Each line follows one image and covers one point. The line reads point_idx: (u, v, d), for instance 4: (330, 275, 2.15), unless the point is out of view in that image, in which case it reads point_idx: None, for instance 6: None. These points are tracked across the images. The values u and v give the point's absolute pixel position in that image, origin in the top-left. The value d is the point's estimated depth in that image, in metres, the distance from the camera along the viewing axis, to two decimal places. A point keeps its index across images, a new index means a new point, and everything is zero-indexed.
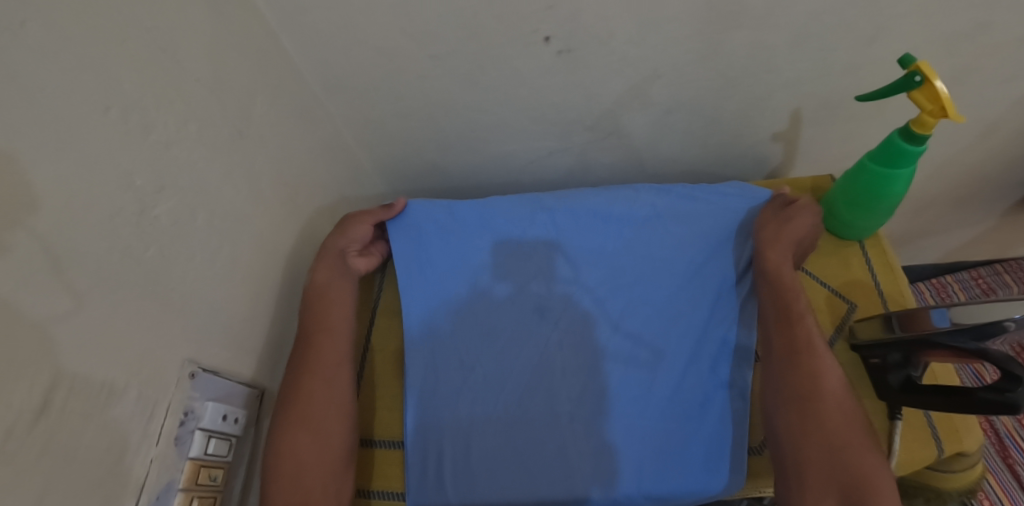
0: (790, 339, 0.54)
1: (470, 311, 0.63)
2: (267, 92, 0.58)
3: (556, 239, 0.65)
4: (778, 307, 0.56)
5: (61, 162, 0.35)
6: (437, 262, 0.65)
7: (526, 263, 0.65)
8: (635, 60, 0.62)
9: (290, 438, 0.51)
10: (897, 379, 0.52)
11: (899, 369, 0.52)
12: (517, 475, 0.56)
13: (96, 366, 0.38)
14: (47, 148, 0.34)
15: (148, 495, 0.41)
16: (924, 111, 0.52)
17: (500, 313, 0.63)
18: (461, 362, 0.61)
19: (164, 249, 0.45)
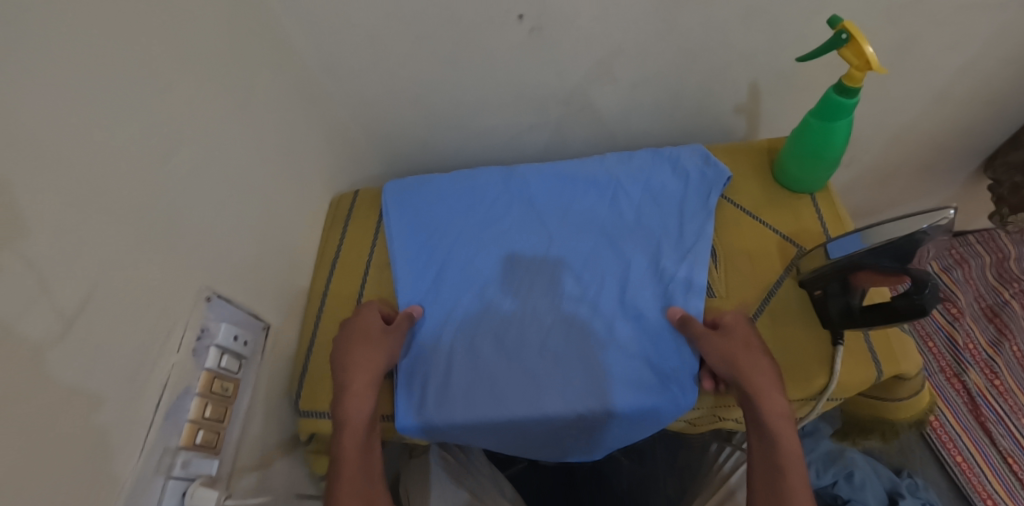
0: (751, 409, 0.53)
1: (478, 324, 0.66)
2: (273, 70, 0.66)
3: (562, 257, 0.68)
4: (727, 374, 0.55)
5: (100, 105, 0.41)
6: (452, 269, 0.70)
7: (531, 277, 0.68)
8: (600, 36, 0.69)
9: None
10: (835, 308, 0.56)
11: (836, 297, 0.56)
12: (499, 430, 0.60)
13: (129, 280, 0.44)
14: (88, 90, 0.40)
15: (169, 393, 0.48)
16: (852, 66, 0.58)
17: (501, 323, 0.65)
18: (466, 356, 0.63)
19: (180, 193, 0.50)
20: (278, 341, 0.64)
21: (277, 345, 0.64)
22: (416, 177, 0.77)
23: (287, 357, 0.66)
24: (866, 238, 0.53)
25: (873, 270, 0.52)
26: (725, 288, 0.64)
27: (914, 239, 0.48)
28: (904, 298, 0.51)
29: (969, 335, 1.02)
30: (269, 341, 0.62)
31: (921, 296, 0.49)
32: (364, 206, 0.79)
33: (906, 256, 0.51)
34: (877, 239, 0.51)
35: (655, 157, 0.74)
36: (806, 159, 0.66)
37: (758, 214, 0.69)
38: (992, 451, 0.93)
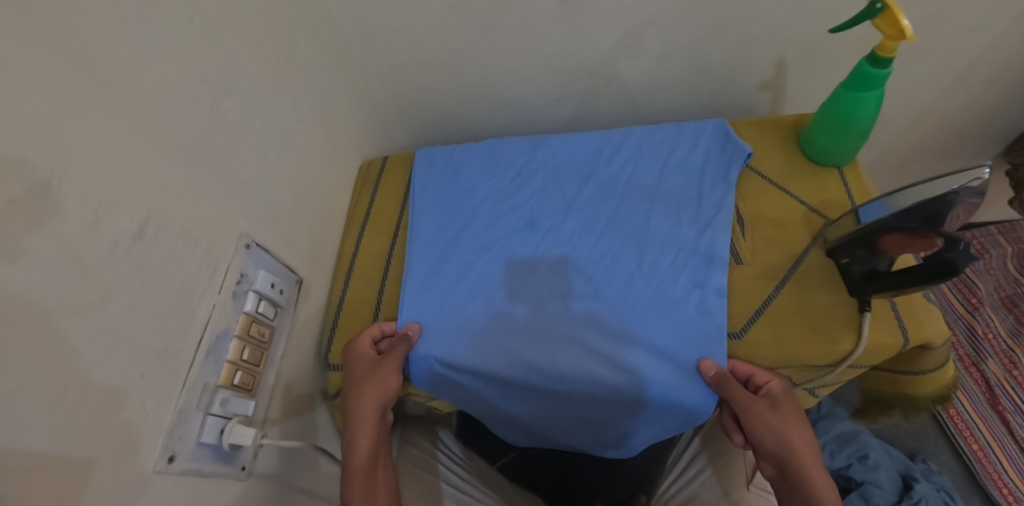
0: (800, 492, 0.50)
1: (484, 333, 0.63)
2: (310, 30, 0.67)
3: (567, 254, 0.66)
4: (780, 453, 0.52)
5: (148, 51, 0.44)
6: (451, 277, 0.67)
7: (537, 282, 0.65)
8: (630, 7, 0.70)
9: None
10: (860, 271, 0.57)
11: (862, 263, 0.57)
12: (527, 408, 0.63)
13: (179, 214, 0.47)
14: (137, 37, 0.43)
15: (210, 332, 0.49)
16: (885, 36, 0.59)
17: (514, 332, 0.62)
18: (480, 362, 0.62)
19: (227, 138, 0.54)
20: (309, 295, 0.66)
21: (308, 299, 0.66)
22: (432, 148, 0.79)
23: (316, 312, 0.68)
24: (893, 203, 0.54)
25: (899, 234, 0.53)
26: (750, 256, 0.64)
27: (943, 201, 0.49)
28: (931, 257, 0.50)
29: (989, 325, 1.00)
30: (302, 293, 0.63)
31: (950, 253, 0.49)
32: (392, 170, 0.81)
33: (936, 220, 0.51)
34: (908, 201, 0.52)
35: (673, 130, 0.74)
36: (835, 130, 0.66)
37: (784, 186, 0.69)
38: (1009, 440, 0.91)
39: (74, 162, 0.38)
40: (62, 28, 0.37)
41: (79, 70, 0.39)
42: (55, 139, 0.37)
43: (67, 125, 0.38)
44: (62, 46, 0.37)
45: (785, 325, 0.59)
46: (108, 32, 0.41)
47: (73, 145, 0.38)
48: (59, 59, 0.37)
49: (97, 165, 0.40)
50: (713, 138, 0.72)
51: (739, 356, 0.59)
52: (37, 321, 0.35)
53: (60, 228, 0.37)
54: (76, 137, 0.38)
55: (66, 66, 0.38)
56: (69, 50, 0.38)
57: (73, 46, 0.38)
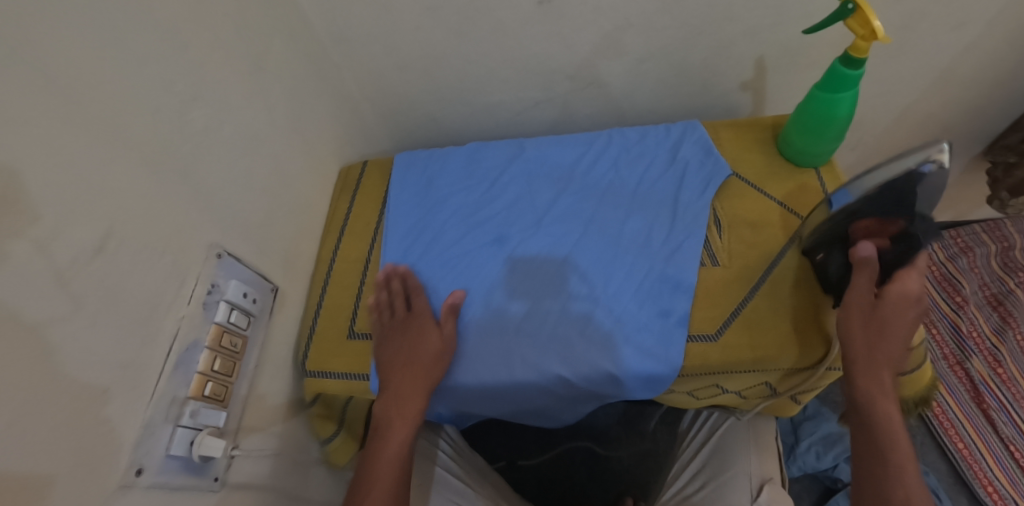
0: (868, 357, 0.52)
1: (484, 329, 0.62)
2: (283, 36, 0.67)
3: (536, 262, 0.66)
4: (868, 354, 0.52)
5: (108, 62, 0.44)
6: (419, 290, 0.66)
7: (537, 277, 0.65)
8: (605, 10, 0.70)
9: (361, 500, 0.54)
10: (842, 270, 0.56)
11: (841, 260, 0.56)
12: (504, 403, 0.63)
13: (142, 227, 0.47)
14: (97, 50, 0.43)
15: (180, 343, 0.49)
16: (857, 36, 0.59)
17: (515, 324, 0.62)
18: (467, 359, 0.61)
19: (196, 147, 0.53)
20: (284, 303, 0.65)
21: (283, 306, 0.65)
22: (408, 154, 0.79)
23: (293, 319, 0.67)
24: (854, 191, 0.53)
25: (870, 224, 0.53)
26: (727, 258, 0.64)
27: (909, 180, 0.48)
28: (899, 241, 0.53)
29: (973, 323, 1.01)
30: (277, 302, 0.63)
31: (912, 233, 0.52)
32: (371, 175, 0.80)
33: (904, 199, 0.50)
34: (867, 187, 0.51)
35: (649, 133, 0.75)
36: (810, 131, 0.66)
37: (761, 187, 0.69)
38: (994, 439, 0.91)
39: (29, 173, 0.37)
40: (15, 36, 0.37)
41: (33, 80, 0.38)
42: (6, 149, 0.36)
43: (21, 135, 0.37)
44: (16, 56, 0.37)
45: (761, 328, 0.58)
46: (66, 40, 0.40)
47: (25, 156, 0.37)
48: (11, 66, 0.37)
49: (53, 177, 0.39)
50: (687, 139, 0.73)
51: (714, 359, 0.58)
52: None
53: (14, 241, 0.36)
54: (27, 150, 0.37)
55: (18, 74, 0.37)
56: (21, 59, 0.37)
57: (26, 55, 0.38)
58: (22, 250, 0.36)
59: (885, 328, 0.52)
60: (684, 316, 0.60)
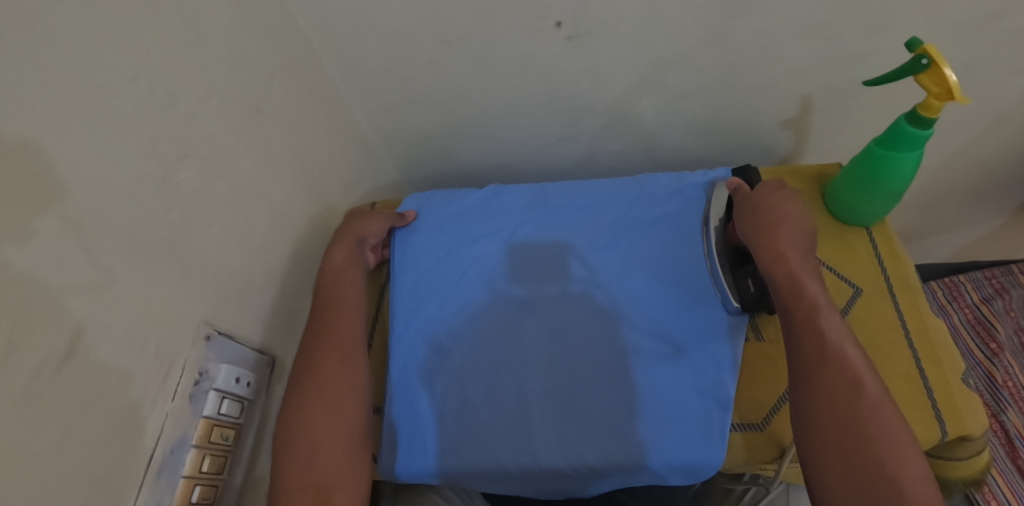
0: (788, 281, 0.52)
1: (488, 378, 0.58)
2: (286, 71, 0.60)
3: (562, 329, 0.60)
4: (786, 292, 0.52)
5: (76, 130, 0.37)
6: (432, 357, 0.60)
7: (538, 264, 0.64)
8: (643, 46, 0.63)
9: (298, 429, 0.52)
10: (755, 281, 0.56)
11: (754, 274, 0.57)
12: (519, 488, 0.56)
13: (117, 322, 0.40)
14: (63, 115, 0.36)
15: (163, 447, 0.43)
16: (929, 94, 0.52)
17: (539, 400, 0.56)
18: (466, 373, 0.58)
19: (185, 214, 0.47)
20: (284, 372, 0.59)
21: (284, 376, 0.59)
22: (421, 196, 0.72)
23: None
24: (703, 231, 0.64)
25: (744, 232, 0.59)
26: (773, 331, 0.59)
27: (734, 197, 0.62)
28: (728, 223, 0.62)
29: (1008, 373, 0.96)
30: (276, 374, 0.57)
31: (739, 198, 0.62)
32: None
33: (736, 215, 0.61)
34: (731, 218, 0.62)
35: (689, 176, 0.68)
36: (865, 191, 0.60)
37: None
38: None
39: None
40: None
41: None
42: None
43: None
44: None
45: None
46: (23, 111, 0.33)
47: None
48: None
49: (2, 284, 0.32)
50: None
51: (759, 449, 0.54)
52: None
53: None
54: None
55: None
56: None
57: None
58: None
59: (772, 222, 0.55)
60: (729, 400, 0.54)
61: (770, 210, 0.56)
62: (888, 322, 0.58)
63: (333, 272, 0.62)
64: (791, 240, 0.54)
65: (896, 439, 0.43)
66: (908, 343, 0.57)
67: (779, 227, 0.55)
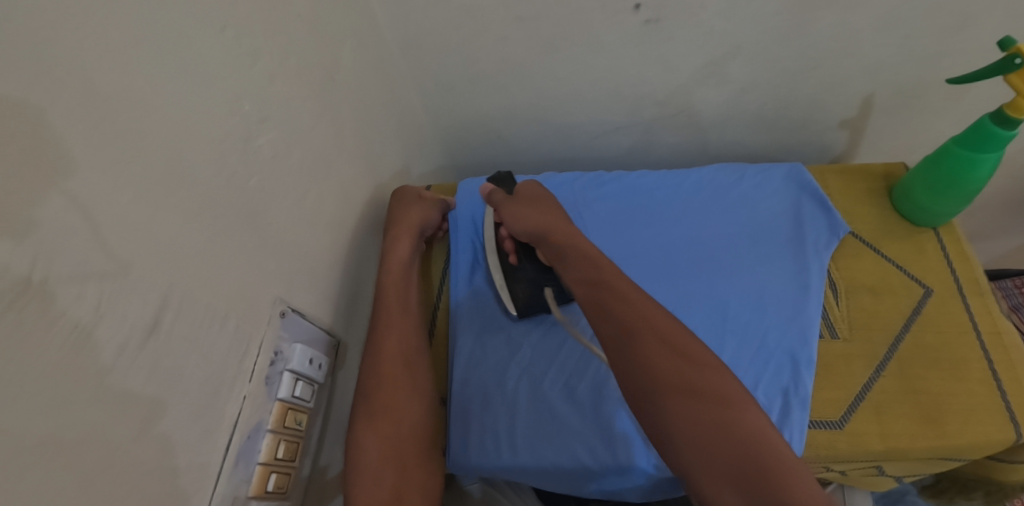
0: (579, 262, 0.51)
1: (556, 369, 0.56)
2: (353, 40, 0.57)
3: None
4: (579, 272, 0.51)
5: (166, 80, 0.34)
6: (498, 347, 0.58)
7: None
8: (719, 35, 0.61)
9: (369, 440, 0.48)
10: (524, 287, 0.58)
11: (524, 279, 0.58)
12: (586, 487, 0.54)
13: (203, 291, 0.37)
14: (155, 63, 0.33)
15: (240, 432, 0.40)
16: (1020, 94, 0.52)
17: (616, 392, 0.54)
18: (534, 363, 0.57)
19: (264, 181, 0.44)
20: (348, 356, 0.56)
21: (348, 361, 0.56)
22: (474, 180, 0.70)
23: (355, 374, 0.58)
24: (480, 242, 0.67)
25: (504, 234, 0.61)
26: (848, 330, 0.58)
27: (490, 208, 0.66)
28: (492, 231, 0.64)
29: None
30: (342, 358, 0.54)
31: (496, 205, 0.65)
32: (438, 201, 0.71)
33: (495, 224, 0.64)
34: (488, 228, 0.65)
35: (749, 173, 0.69)
36: (938, 191, 0.60)
37: (880, 247, 0.63)
38: None
39: (64, 249, 0.27)
40: (38, 44, 0.26)
41: (58, 119, 0.27)
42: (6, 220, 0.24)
43: (54, 195, 0.27)
44: (51, 79, 0.26)
45: (890, 416, 0.53)
46: (117, 52, 0.30)
47: (59, 220, 0.27)
48: (30, 92, 0.25)
49: (97, 241, 0.29)
50: (790, 187, 0.67)
51: (842, 449, 0.52)
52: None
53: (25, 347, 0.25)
54: (58, 206, 0.27)
55: (49, 104, 0.26)
56: (44, 79, 0.26)
57: (61, 72, 0.27)
58: (42, 358, 0.26)
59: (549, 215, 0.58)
60: (807, 397, 0.54)
61: (544, 203, 0.61)
62: (959, 324, 0.58)
63: (393, 273, 0.59)
64: (565, 227, 0.56)
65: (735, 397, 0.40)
66: (979, 345, 0.57)
67: (554, 217, 0.58)
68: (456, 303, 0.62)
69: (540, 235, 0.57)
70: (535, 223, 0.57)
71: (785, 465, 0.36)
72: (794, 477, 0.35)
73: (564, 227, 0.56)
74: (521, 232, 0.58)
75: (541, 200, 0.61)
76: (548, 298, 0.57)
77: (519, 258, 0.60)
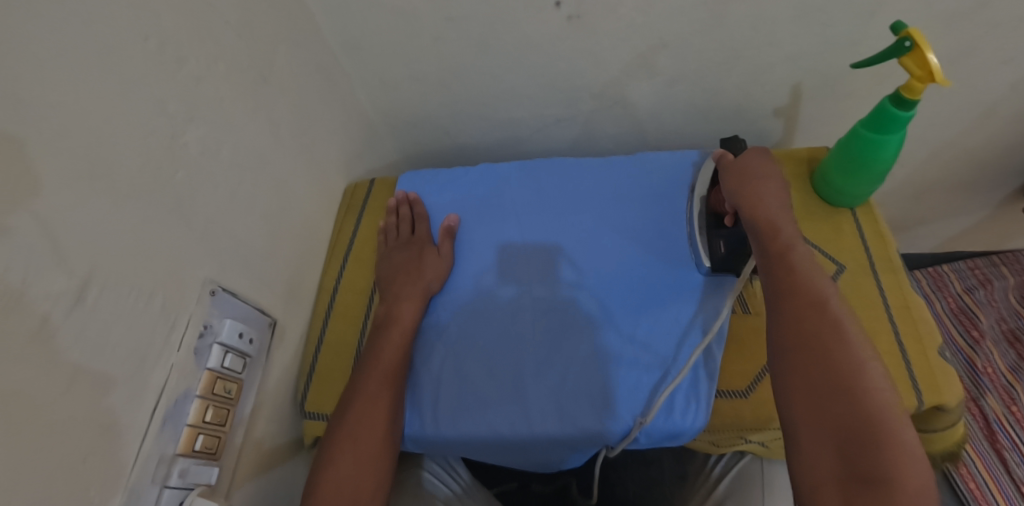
0: (774, 234, 0.53)
1: (477, 356, 0.60)
2: (290, 43, 0.62)
3: (561, 305, 0.62)
4: (767, 244, 0.53)
5: (91, 80, 0.38)
6: (437, 332, 0.63)
7: (527, 260, 0.66)
8: (639, 28, 0.65)
9: (334, 464, 0.51)
10: (726, 243, 0.61)
11: (725, 235, 0.61)
12: (513, 457, 0.59)
13: (131, 269, 0.42)
14: (77, 65, 0.37)
15: (168, 396, 0.44)
16: (912, 77, 0.54)
17: (534, 376, 0.58)
18: (464, 345, 0.61)
19: (191, 173, 0.48)
20: (285, 335, 0.60)
21: (285, 340, 0.60)
22: (416, 174, 0.76)
23: (294, 352, 0.62)
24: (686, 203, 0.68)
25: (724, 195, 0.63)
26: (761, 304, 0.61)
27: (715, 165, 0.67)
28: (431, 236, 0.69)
29: (989, 360, 0.99)
30: (277, 337, 0.59)
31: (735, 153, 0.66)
32: (381, 194, 0.76)
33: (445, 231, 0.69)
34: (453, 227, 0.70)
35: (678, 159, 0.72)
36: (849, 172, 0.62)
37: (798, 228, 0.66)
38: (1006, 482, 0.89)
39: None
40: None
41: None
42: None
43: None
44: None
45: None
46: (38, 57, 0.34)
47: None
48: None
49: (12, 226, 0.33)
50: None
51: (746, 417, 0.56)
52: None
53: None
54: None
55: None
56: None
57: None
58: None
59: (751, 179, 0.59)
60: (715, 369, 0.57)
61: (764, 171, 0.59)
62: (870, 299, 0.60)
63: (392, 329, 0.60)
64: (759, 192, 0.57)
65: (877, 393, 0.41)
66: (889, 318, 0.59)
67: (765, 182, 0.58)
68: (466, 272, 0.66)
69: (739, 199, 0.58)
70: (740, 187, 0.58)
71: (897, 459, 0.38)
72: (903, 472, 0.38)
73: (767, 190, 0.58)
74: (728, 195, 0.60)
75: (752, 158, 0.61)
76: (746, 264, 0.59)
77: (735, 219, 0.62)
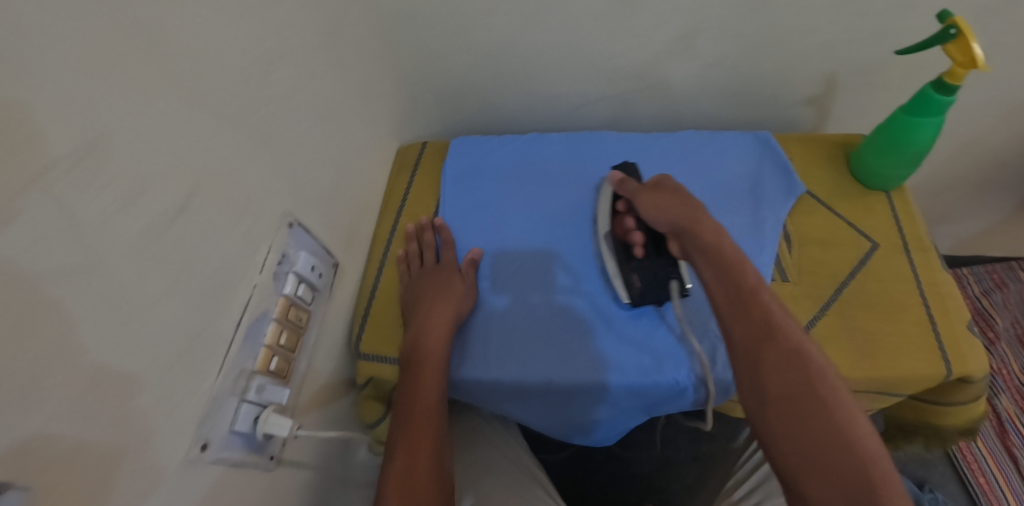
0: (718, 266, 0.50)
1: (519, 314, 0.62)
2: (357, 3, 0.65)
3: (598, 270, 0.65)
4: (723, 285, 0.49)
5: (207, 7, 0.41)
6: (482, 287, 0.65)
7: (566, 225, 0.69)
8: (688, 9, 0.68)
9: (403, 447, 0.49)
10: (640, 276, 0.60)
11: (638, 268, 0.60)
12: (557, 406, 0.62)
13: (227, 191, 0.44)
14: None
15: (250, 313, 0.47)
16: (954, 63, 0.57)
17: (576, 330, 0.61)
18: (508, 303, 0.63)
19: (275, 111, 0.51)
20: (343, 278, 0.63)
21: (342, 283, 0.63)
22: (462, 140, 0.78)
23: (349, 297, 0.65)
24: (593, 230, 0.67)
25: (631, 225, 0.62)
26: (797, 274, 0.64)
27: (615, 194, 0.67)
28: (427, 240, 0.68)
29: (1002, 362, 1.02)
30: (338, 278, 0.61)
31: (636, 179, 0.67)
32: (432, 155, 0.79)
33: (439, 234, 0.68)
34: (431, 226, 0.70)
35: (719, 138, 0.75)
36: (886, 154, 0.65)
37: (833, 207, 0.69)
38: (1016, 478, 0.92)
39: (118, 130, 0.33)
40: None
41: (122, 25, 0.33)
42: (80, 86, 0.31)
43: (115, 86, 0.33)
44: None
45: (831, 349, 0.59)
46: None
47: (114, 99, 0.33)
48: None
49: (130, 125, 0.34)
50: (755, 150, 0.73)
51: None
52: (66, 288, 0.30)
53: (100, 194, 0.32)
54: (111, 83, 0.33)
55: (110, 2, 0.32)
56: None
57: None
58: (101, 213, 0.32)
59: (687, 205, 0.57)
60: None
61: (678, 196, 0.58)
62: (901, 275, 0.63)
63: (436, 298, 0.60)
64: (667, 210, 0.57)
65: (855, 447, 0.39)
66: (919, 293, 0.62)
67: (679, 205, 0.57)
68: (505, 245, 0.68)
69: (674, 225, 0.56)
70: (664, 211, 0.57)
71: None
72: None
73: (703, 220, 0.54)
74: (660, 221, 0.57)
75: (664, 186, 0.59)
76: (675, 290, 0.59)
77: (645, 250, 0.61)
